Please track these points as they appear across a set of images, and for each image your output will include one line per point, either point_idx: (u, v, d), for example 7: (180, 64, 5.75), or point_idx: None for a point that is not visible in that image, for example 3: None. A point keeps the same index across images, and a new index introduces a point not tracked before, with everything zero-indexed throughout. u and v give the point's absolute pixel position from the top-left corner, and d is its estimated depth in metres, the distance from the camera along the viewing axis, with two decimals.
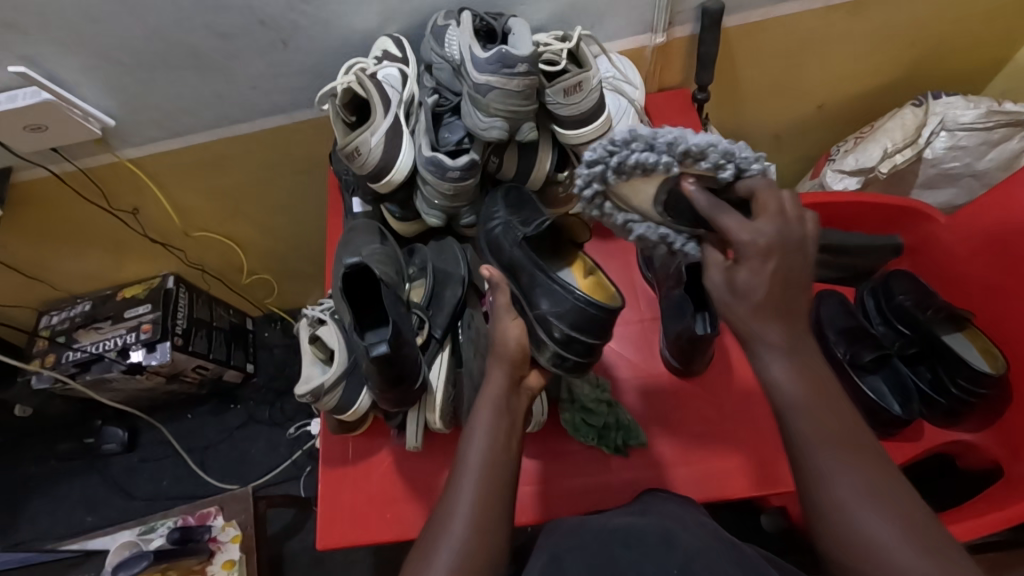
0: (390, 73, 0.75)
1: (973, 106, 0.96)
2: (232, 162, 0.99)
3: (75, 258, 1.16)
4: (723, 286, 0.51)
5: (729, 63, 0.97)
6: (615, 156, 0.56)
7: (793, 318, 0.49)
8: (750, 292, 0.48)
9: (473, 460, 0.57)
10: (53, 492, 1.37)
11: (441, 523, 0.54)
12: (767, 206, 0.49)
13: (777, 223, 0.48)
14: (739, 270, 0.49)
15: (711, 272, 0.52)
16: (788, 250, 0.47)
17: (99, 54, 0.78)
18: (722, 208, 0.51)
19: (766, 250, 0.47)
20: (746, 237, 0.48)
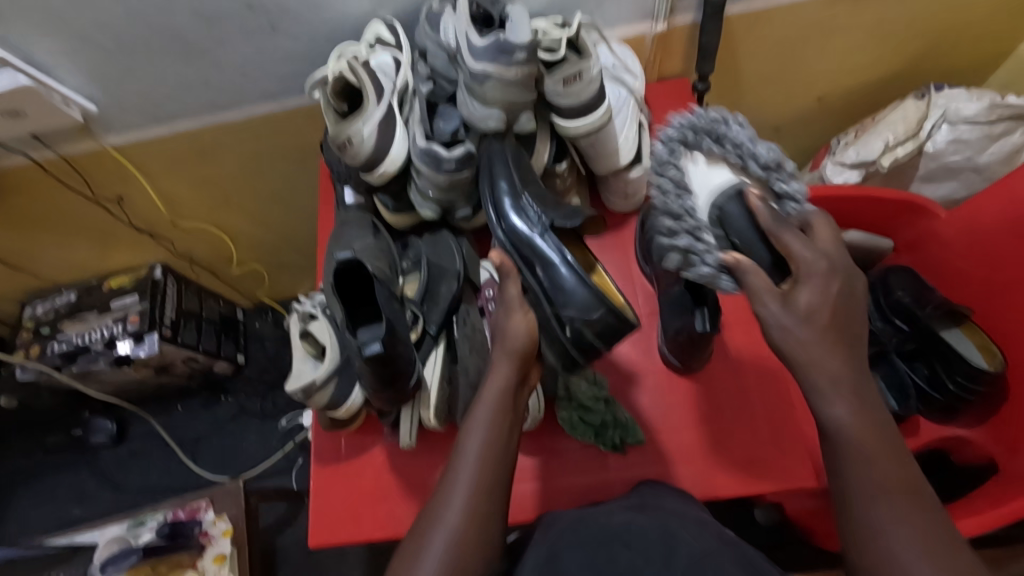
0: (383, 60, 0.73)
1: (976, 99, 0.95)
2: (220, 150, 0.96)
3: (60, 248, 1.13)
4: (783, 313, 0.49)
5: (730, 52, 0.95)
6: (712, 133, 0.62)
7: (852, 346, 0.50)
8: (814, 313, 0.49)
9: (471, 453, 0.55)
10: (41, 484, 1.35)
11: (433, 514, 0.54)
12: (823, 233, 0.54)
13: (835, 250, 0.52)
14: (801, 292, 0.50)
15: (763, 300, 0.51)
16: (842, 272, 0.51)
17: (79, 37, 0.75)
18: (788, 226, 0.53)
19: (829, 271, 0.50)
20: (810, 254, 0.51)
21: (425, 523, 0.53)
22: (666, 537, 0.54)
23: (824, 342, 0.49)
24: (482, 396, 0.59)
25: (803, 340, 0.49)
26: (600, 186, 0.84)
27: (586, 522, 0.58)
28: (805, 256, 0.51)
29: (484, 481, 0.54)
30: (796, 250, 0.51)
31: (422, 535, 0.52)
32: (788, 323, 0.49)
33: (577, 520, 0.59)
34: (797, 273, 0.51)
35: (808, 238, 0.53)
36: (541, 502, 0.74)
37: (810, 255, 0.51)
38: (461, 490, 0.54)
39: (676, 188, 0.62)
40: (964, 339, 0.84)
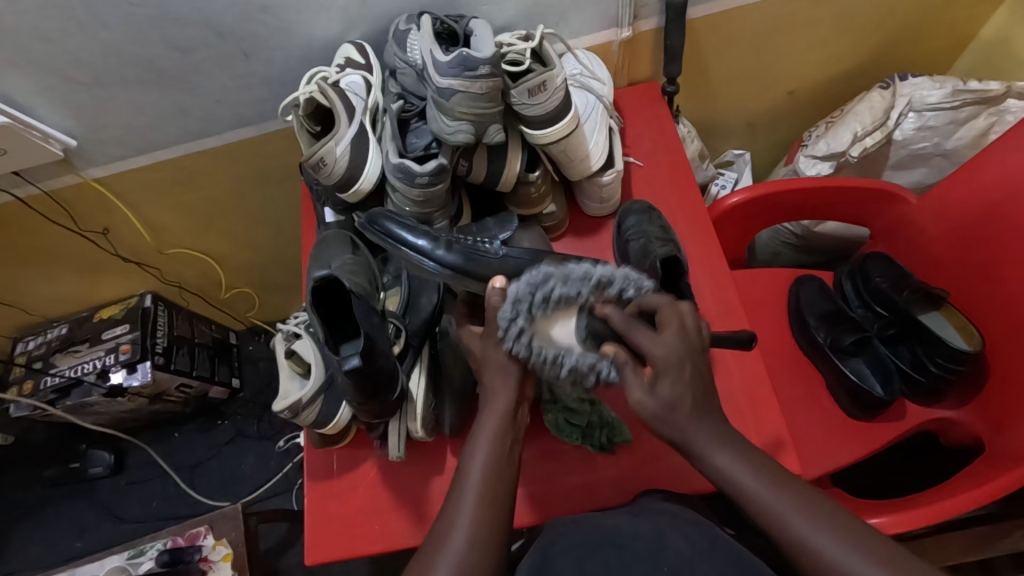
0: (354, 81, 0.75)
1: (939, 86, 0.97)
2: (202, 177, 0.97)
3: (48, 282, 1.14)
4: (656, 406, 0.54)
5: (696, 54, 0.97)
6: (544, 288, 0.59)
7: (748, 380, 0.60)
8: (675, 404, 0.54)
9: (473, 477, 0.57)
10: (40, 520, 1.34)
11: (441, 533, 0.54)
12: (669, 323, 0.56)
13: (679, 337, 0.55)
14: (662, 383, 0.55)
15: (633, 393, 0.55)
16: (693, 356, 0.56)
17: (55, 74, 0.76)
18: (636, 325, 0.56)
19: (679, 361, 0.55)
20: (660, 351, 0.54)
21: (432, 546, 0.54)
22: (657, 536, 0.56)
23: (687, 423, 0.55)
24: (482, 425, 0.60)
25: (670, 421, 0.55)
26: (576, 191, 0.85)
27: (581, 524, 0.59)
28: (657, 352, 0.54)
29: (488, 502, 0.55)
30: (647, 347, 0.55)
31: (429, 558, 0.53)
32: (655, 410, 0.55)
33: (575, 522, 0.60)
34: (655, 366, 0.54)
35: (654, 334, 0.56)
36: (539, 509, 0.74)
37: (656, 346, 0.55)
38: (465, 514, 0.55)
39: (551, 359, 0.58)
40: (943, 323, 0.86)
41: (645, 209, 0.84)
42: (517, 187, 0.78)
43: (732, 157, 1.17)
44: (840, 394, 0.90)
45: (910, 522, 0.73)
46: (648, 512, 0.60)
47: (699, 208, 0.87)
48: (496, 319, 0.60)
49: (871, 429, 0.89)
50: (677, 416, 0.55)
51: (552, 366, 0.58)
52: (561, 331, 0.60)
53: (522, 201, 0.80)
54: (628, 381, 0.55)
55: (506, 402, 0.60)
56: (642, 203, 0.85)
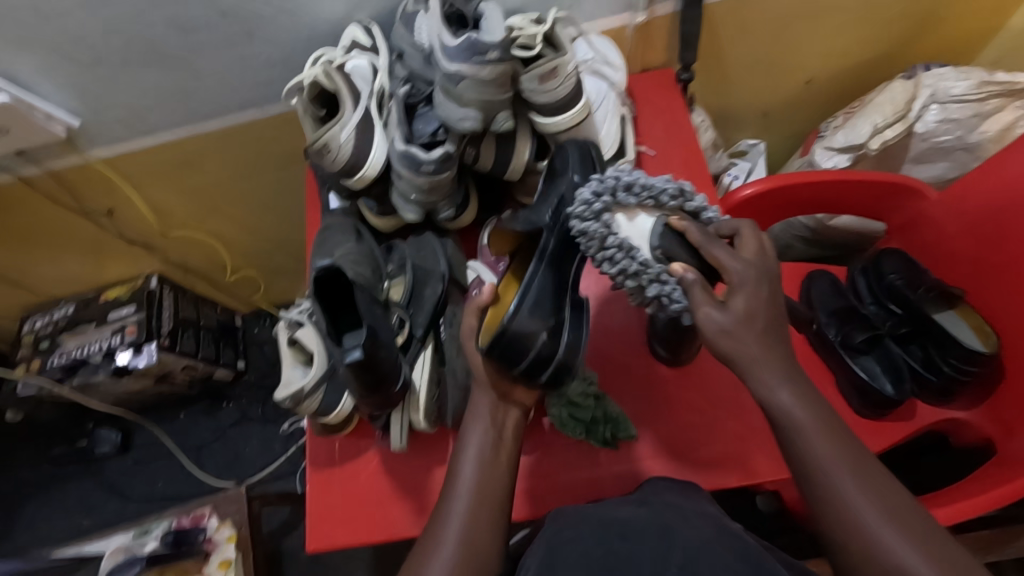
0: (359, 64, 0.73)
1: (964, 77, 0.94)
2: (205, 159, 0.96)
3: (55, 262, 1.13)
4: (723, 326, 0.53)
5: (713, 40, 0.94)
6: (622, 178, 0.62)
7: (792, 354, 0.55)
8: (749, 316, 0.53)
9: (466, 477, 0.58)
10: (48, 496, 1.36)
11: (435, 532, 0.56)
12: (747, 243, 0.57)
13: (757, 257, 0.56)
14: (734, 299, 0.54)
15: (705, 308, 0.54)
16: (769, 278, 0.55)
17: (56, 53, 0.75)
18: (716, 241, 0.57)
19: (755, 278, 0.54)
20: (734, 265, 0.54)
21: (427, 543, 0.55)
22: (664, 530, 0.53)
23: (761, 355, 0.53)
24: (468, 428, 0.61)
25: (737, 336, 0.53)
26: None
27: (587, 516, 0.57)
28: (731, 266, 0.54)
29: (479, 502, 0.56)
30: (723, 260, 0.55)
31: (424, 551, 0.54)
32: (723, 325, 0.53)
33: (586, 511, 0.58)
34: (729, 282, 0.54)
35: (731, 251, 0.56)
36: (537, 501, 0.75)
37: (731, 260, 0.55)
38: (457, 513, 0.56)
39: (620, 245, 0.60)
40: (959, 322, 0.83)
41: None
42: (525, 177, 0.78)
43: (746, 147, 1.14)
44: (850, 392, 0.88)
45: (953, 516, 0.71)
46: (653, 504, 0.58)
47: (711, 200, 0.85)
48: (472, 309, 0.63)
49: (880, 427, 0.87)
50: (755, 353, 0.53)
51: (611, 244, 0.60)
52: (641, 223, 0.61)
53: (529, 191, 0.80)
54: (695, 297, 0.55)
55: (484, 403, 0.62)
56: (653, 193, 0.83)
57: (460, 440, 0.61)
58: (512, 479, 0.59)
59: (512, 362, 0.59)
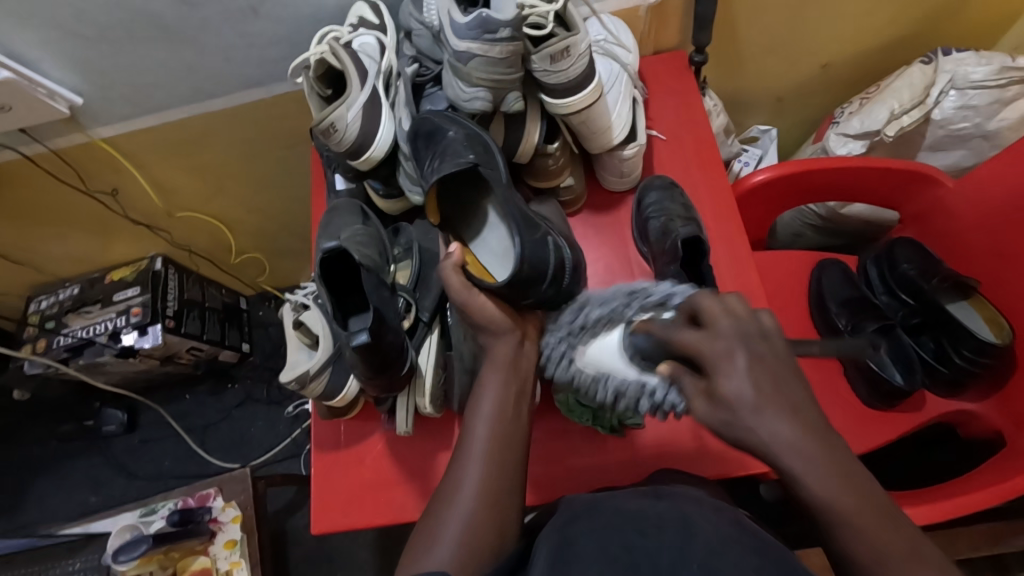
0: (366, 42, 0.72)
1: (986, 62, 0.91)
2: (210, 139, 0.94)
3: (60, 242, 1.13)
4: (716, 417, 0.49)
5: (728, 21, 0.92)
6: (580, 317, 0.64)
7: (795, 406, 0.48)
8: (739, 401, 0.48)
9: (482, 430, 0.58)
10: (55, 474, 1.37)
11: (450, 491, 0.56)
12: (715, 315, 0.50)
13: (732, 326, 0.49)
14: (722, 384, 0.48)
15: (695, 404, 0.50)
16: (747, 342, 0.49)
17: (59, 28, 0.73)
18: (680, 326, 0.52)
19: (728, 351, 0.48)
20: (708, 348, 0.49)
21: (441, 505, 0.55)
22: (682, 523, 0.53)
23: (755, 420, 0.47)
24: (486, 378, 0.61)
25: (744, 425, 0.48)
26: (595, 164, 0.82)
27: (600, 507, 0.57)
28: (704, 351, 0.49)
29: (497, 455, 0.57)
30: (692, 342, 0.50)
31: (440, 513, 0.54)
32: (722, 417, 0.48)
33: (596, 502, 0.58)
34: (706, 366, 0.49)
35: (699, 328, 0.50)
36: (543, 486, 0.74)
37: (704, 342, 0.49)
38: (476, 467, 0.56)
39: (596, 378, 0.61)
40: (971, 313, 0.84)
41: (668, 185, 0.82)
42: (534, 160, 0.75)
43: (757, 133, 1.13)
44: (857, 380, 0.88)
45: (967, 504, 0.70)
46: (669, 496, 0.58)
47: (721, 186, 0.84)
48: (451, 273, 0.62)
49: (888, 417, 0.87)
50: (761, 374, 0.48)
51: (590, 377, 0.62)
52: (607, 344, 0.62)
53: (540, 173, 0.77)
54: (686, 390, 0.51)
55: (507, 351, 0.62)
56: (665, 178, 0.83)
57: (477, 392, 0.61)
58: (528, 432, 0.61)
59: (530, 288, 0.62)
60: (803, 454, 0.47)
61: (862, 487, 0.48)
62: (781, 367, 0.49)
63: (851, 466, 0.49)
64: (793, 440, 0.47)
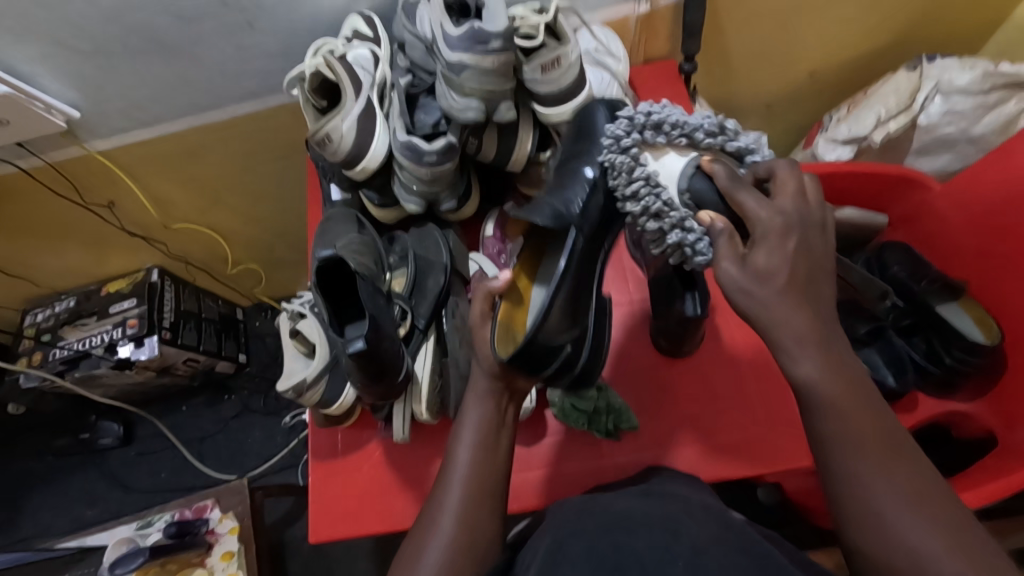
0: (361, 54, 0.72)
1: (969, 69, 0.93)
2: (206, 151, 0.95)
3: (57, 254, 1.13)
4: (743, 275, 0.45)
5: (716, 30, 0.94)
6: (653, 117, 0.57)
7: (819, 304, 0.45)
8: (772, 275, 0.44)
9: (461, 461, 0.57)
10: (50, 488, 1.37)
11: (430, 519, 0.55)
12: (785, 188, 0.47)
13: (793, 206, 0.46)
14: (757, 252, 0.45)
15: (722, 261, 0.46)
16: (803, 229, 0.45)
17: (56, 43, 0.74)
18: (743, 185, 0.49)
19: (783, 229, 0.45)
20: (764, 215, 0.46)
21: (420, 532, 0.55)
22: (670, 522, 0.53)
23: (789, 302, 0.44)
24: (466, 412, 0.59)
25: (765, 296, 0.44)
26: None
27: (591, 506, 0.57)
28: (759, 216, 0.46)
29: (475, 485, 0.55)
30: (750, 208, 0.46)
31: (419, 542, 0.54)
32: (743, 282, 0.45)
33: (584, 506, 0.58)
34: (754, 231, 0.46)
35: (763, 197, 0.47)
36: (539, 492, 0.75)
37: (759, 208, 0.46)
38: (453, 497, 0.55)
39: (645, 182, 0.55)
40: (960, 314, 0.83)
41: None
42: (527, 168, 0.77)
43: None
44: None
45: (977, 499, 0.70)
46: (657, 495, 0.59)
47: None
48: (481, 296, 0.62)
49: None
50: (792, 318, 0.44)
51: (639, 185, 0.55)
52: (668, 161, 0.56)
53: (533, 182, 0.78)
54: (718, 247, 0.48)
55: (484, 385, 0.59)
56: None
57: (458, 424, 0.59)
58: (509, 462, 0.59)
59: (537, 369, 0.58)
60: (809, 323, 0.44)
61: (847, 371, 0.45)
62: (823, 251, 0.46)
63: (838, 352, 0.45)
64: (813, 352, 0.44)
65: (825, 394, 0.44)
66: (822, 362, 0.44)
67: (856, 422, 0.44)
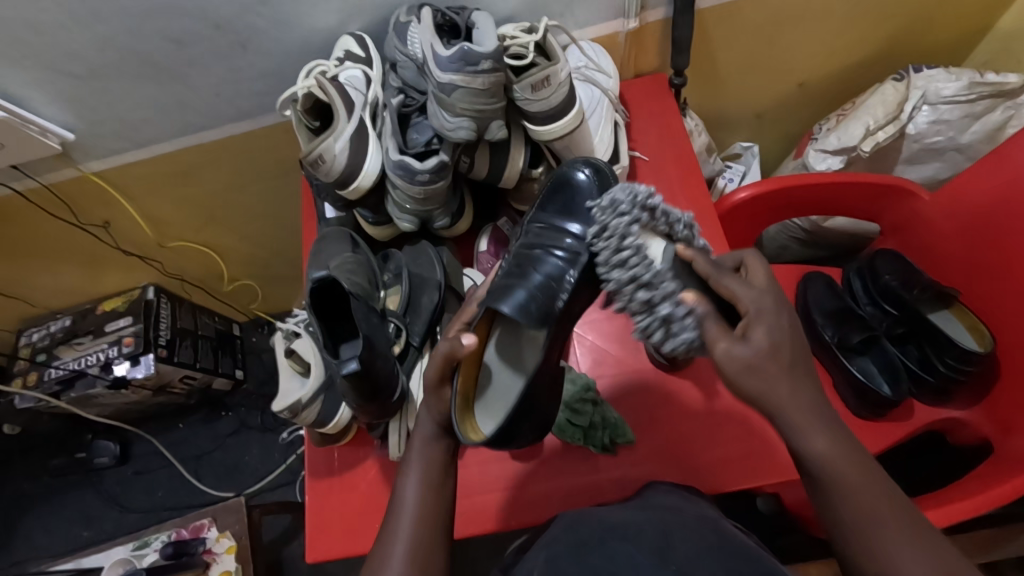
0: (353, 75, 0.74)
1: (955, 78, 0.94)
2: (200, 171, 0.96)
3: (52, 274, 1.13)
4: (741, 363, 0.47)
5: (705, 44, 0.95)
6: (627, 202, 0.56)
7: (809, 378, 0.48)
8: (767, 351, 0.47)
9: (408, 497, 0.55)
10: (46, 509, 1.35)
11: (380, 554, 0.52)
12: (757, 275, 0.52)
13: (769, 285, 0.51)
14: (755, 331, 0.47)
15: (721, 344, 0.48)
16: (787, 311, 0.50)
17: (51, 67, 0.75)
18: (723, 272, 0.51)
19: (773, 310, 0.48)
20: (752, 299, 0.49)
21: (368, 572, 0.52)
22: (664, 536, 0.53)
23: (779, 377, 0.47)
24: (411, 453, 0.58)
25: (763, 374, 0.47)
26: None
27: (586, 519, 0.57)
28: (748, 301, 0.48)
29: (424, 520, 0.53)
30: (738, 290, 0.49)
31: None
32: (746, 361, 0.47)
33: (577, 518, 0.59)
34: (745, 313, 0.48)
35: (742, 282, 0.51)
36: (536, 508, 0.75)
37: (746, 291, 0.49)
38: (402, 532, 0.53)
39: (635, 254, 0.54)
40: (953, 321, 0.85)
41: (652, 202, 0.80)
42: (520, 184, 0.78)
43: (739, 150, 1.15)
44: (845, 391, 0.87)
45: (974, 507, 0.70)
46: (654, 508, 0.58)
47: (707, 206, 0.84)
48: (438, 360, 0.57)
49: (879, 427, 0.87)
50: (772, 376, 0.47)
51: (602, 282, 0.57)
52: (652, 249, 0.55)
53: (526, 197, 0.80)
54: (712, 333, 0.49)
55: (428, 428, 0.59)
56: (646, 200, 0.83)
57: (405, 462, 0.57)
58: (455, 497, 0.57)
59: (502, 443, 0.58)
60: (807, 409, 0.48)
61: (852, 444, 0.48)
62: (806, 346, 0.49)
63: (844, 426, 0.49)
64: (799, 398, 0.47)
65: (834, 469, 0.47)
66: (828, 438, 0.48)
67: (867, 494, 0.47)
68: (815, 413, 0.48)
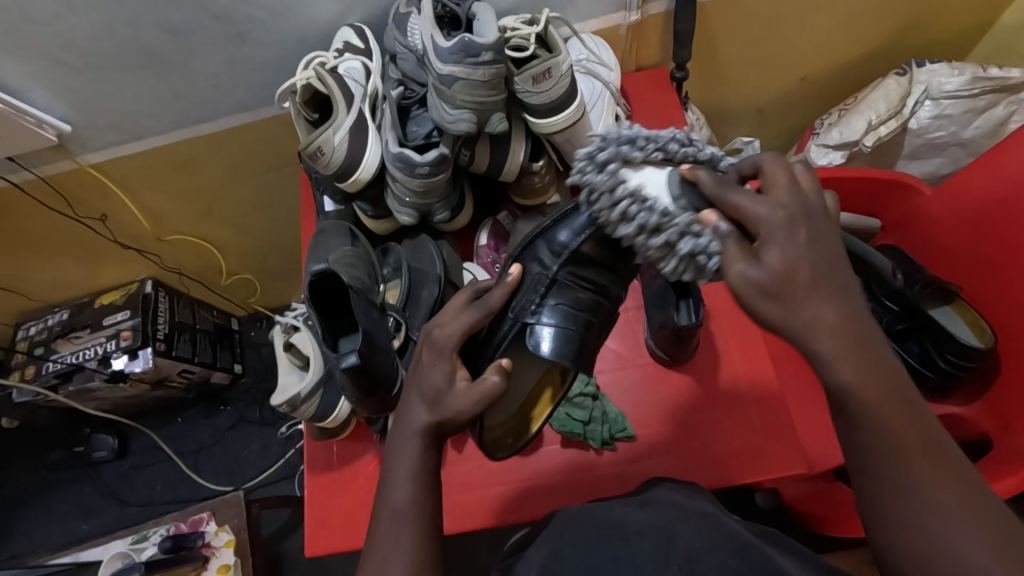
0: (353, 66, 0.73)
1: (958, 73, 0.93)
2: (198, 164, 0.95)
3: (49, 268, 1.13)
4: (758, 284, 0.41)
5: (707, 37, 0.94)
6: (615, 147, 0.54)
7: (847, 295, 0.42)
8: (794, 267, 0.41)
9: (396, 502, 0.52)
10: (44, 503, 1.35)
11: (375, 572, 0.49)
12: (777, 179, 0.44)
13: (792, 195, 0.43)
14: (771, 247, 0.41)
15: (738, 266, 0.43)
16: (813, 215, 0.43)
17: (47, 58, 0.74)
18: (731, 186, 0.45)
19: (793, 220, 0.42)
20: (765, 208, 0.42)
21: None
22: (664, 531, 0.53)
23: (808, 296, 0.41)
24: (393, 455, 0.54)
25: (786, 295, 0.41)
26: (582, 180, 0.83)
27: (586, 516, 0.56)
28: (760, 211, 0.42)
29: (418, 525, 0.51)
30: (748, 202, 0.43)
31: None
32: (764, 282, 0.41)
33: (584, 509, 0.58)
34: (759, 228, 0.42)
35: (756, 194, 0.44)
36: (535, 502, 0.74)
37: (758, 201, 0.43)
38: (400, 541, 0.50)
39: (633, 197, 0.52)
40: (954, 318, 0.83)
41: None
42: (520, 178, 0.77)
43: (741, 144, 1.12)
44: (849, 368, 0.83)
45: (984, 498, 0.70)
46: (653, 503, 0.58)
47: None
48: (478, 396, 0.53)
49: None
50: (797, 290, 0.41)
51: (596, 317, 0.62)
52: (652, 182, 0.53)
53: (527, 192, 0.79)
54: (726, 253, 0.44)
55: (420, 420, 0.54)
56: None
57: (388, 468, 0.53)
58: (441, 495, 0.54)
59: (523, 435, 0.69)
60: (841, 339, 0.40)
61: (889, 372, 0.42)
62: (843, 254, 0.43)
63: (882, 354, 0.42)
64: (837, 324, 0.41)
65: (866, 403, 0.41)
66: (859, 366, 0.41)
67: (898, 431, 0.41)
68: (847, 342, 0.41)
